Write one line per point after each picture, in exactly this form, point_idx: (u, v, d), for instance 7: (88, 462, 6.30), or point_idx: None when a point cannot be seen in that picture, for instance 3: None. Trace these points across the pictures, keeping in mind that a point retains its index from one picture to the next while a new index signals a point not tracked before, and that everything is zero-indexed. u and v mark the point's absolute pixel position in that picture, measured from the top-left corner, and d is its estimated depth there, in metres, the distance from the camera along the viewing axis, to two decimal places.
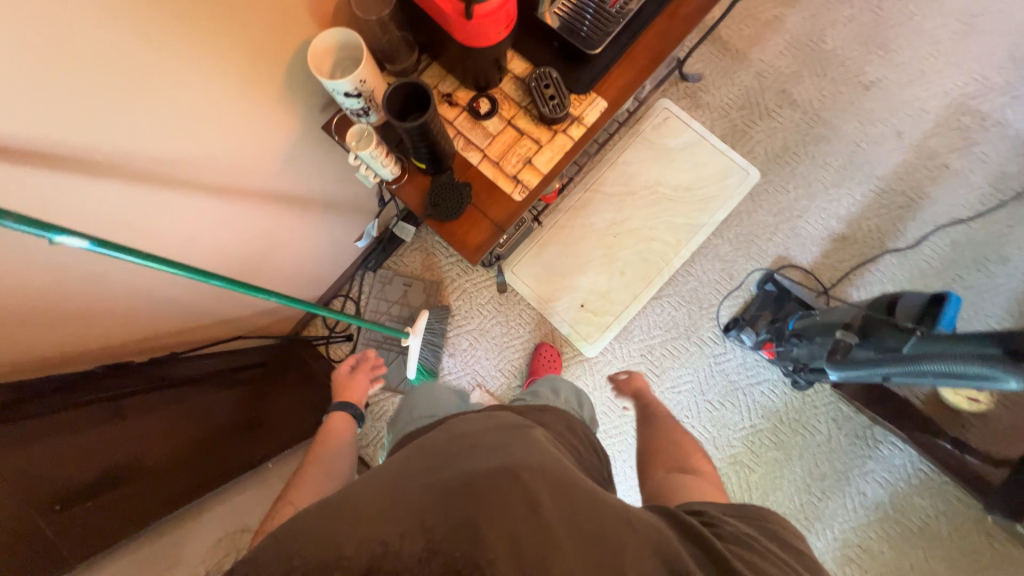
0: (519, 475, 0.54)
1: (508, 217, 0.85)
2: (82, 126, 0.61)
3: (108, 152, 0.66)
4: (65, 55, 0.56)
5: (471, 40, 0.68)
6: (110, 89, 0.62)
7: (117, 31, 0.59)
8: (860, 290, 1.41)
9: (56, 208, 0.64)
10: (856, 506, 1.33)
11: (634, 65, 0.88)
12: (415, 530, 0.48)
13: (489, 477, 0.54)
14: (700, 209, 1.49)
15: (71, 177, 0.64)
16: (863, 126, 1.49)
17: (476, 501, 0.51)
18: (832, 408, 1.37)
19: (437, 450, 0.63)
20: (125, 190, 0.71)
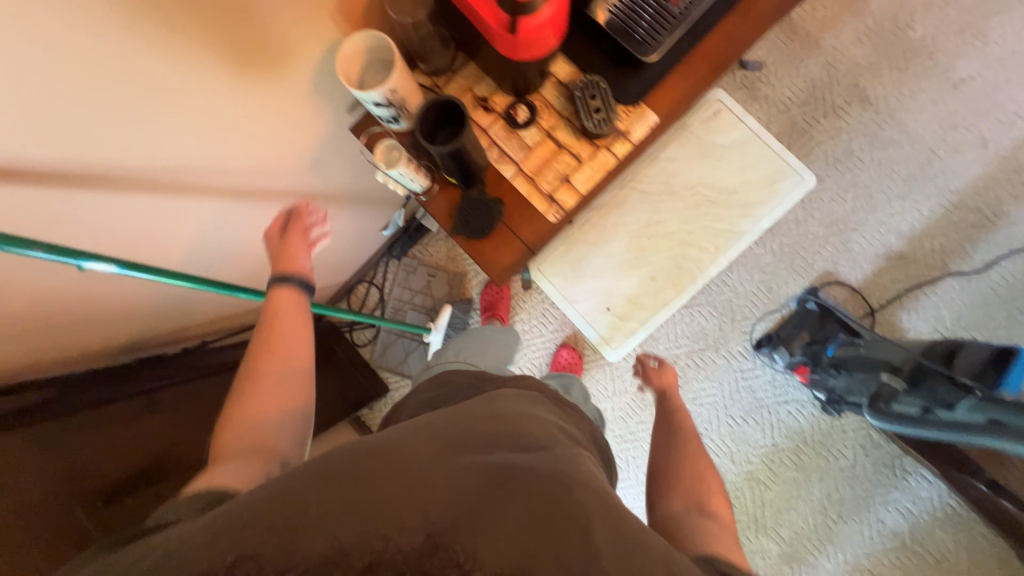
0: (569, 489, 0.52)
1: (542, 242, 0.80)
2: (104, 144, 0.60)
3: (130, 166, 0.64)
4: (83, 74, 0.53)
5: (515, 53, 0.61)
6: (131, 105, 0.59)
7: (134, 44, 0.56)
8: (911, 314, 1.31)
9: (82, 223, 0.64)
10: (873, 533, 1.30)
11: (694, 73, 0.78)
12: (435, 515, 0.45)
13: (535, 483, 0.52)
14: (744, 215, 1.36)
15: (95, 193, 0.63)
16: (943, 130, 1.33)
17: (518, 501, 0.49)
18: (861, 435, 1.32)
19: (484, 431, 0.60)
20: (148, 201, 0.70)
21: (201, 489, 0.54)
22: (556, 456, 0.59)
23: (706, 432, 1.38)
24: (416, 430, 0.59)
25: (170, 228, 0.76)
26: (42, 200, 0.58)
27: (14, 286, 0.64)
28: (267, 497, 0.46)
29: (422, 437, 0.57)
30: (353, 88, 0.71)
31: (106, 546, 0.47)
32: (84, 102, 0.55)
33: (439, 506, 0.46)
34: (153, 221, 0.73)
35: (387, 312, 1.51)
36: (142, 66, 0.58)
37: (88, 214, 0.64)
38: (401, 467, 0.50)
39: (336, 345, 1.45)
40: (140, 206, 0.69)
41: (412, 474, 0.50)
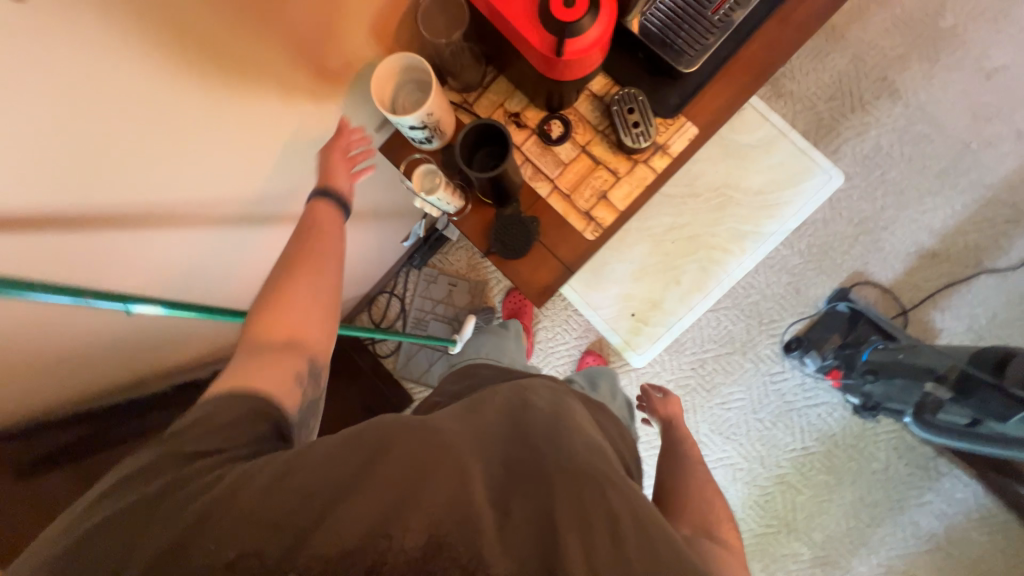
0: (605, 492, 0.49)
1: (579, 259, 0.78)
2: (140, 185, 0.59)
3: (163, 202, 0.63)
4: (120, 115, 0.52)
5: (561, 77, 0.60)
6: (167, 143, 0.59)
7: (171, 83, 0.55)
8: (945, 313, 1.28)
9: (120, 263, 0.63)
10: (907, 535, 1.29)
11: (733, 82, 0.76)
12: (461, 507, 0.44)
13: (569, 481, 0.48)
14: (770, 215, 1.33)
15: (135, 233, 0.62)
16: (976, 123, 1.29)
17: (550, 500, 0.47)
18: (893, 436, 1.31)
19: (524, 421, 0.58)
20: (181, 234, 0.69)
21: (241, 401, 0.54)
22: (596, 454, 0.55)
23: (736, 437, 1.36)
24: (457, 416, 0.58)
25: (201, 256, 0.76)
26: (81, 245, 0.57)
27: (58, 330, 0.63)
28: (306, 462, 0.47)
29: (459, 424, 0.55)
30: (389, 111, 0.71)
31: (162, 456, 0.49)
32: (119, 144, 0.54)
33: (468, 498, 0.45)
34: (185, 253, 0.72)
35: (409, 322, 1.50)
36: (178, 104, 0.57)
37: (125, 254, 0.63)
38: (435, 451, 0.49)
39: (359, 358, 1.44)
40: (174, 240, 0.69)
41: (444, 459, 0.48)
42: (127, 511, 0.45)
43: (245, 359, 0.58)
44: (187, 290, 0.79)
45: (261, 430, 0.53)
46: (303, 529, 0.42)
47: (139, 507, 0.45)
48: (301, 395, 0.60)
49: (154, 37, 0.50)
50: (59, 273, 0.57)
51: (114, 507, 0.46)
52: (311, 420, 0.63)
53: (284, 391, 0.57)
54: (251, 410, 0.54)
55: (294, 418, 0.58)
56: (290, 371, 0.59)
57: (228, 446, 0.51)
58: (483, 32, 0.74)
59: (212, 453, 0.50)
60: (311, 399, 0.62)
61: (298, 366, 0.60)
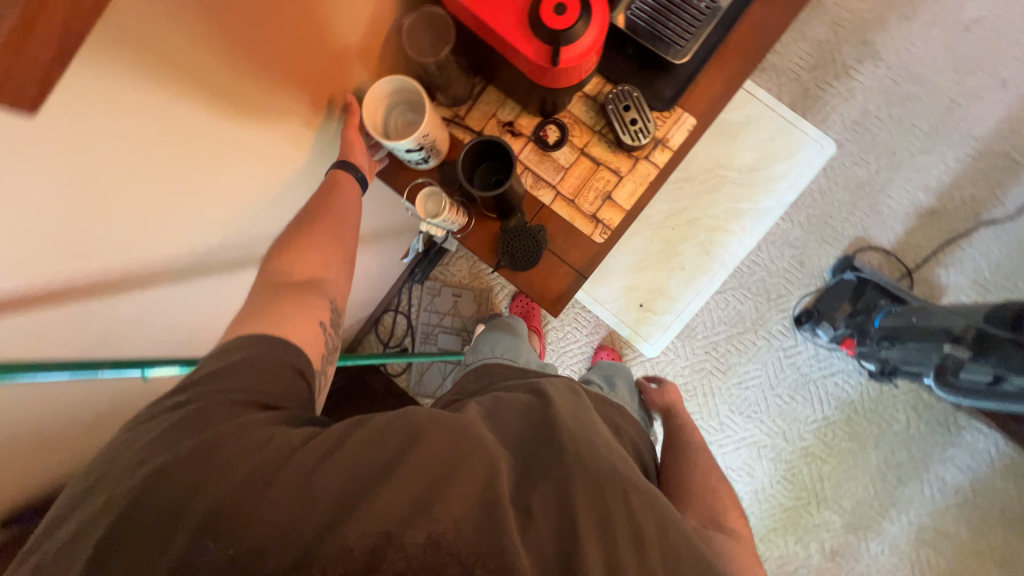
0: (629, 496, 0.51)
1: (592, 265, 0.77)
2: (147, 247, 0.56)
3: (166, 260, 0.60)
4: (127, 182, 0.49)
5: (556, 84, 0.59)
6: (176, 202, 0.56)
7: (182, 141, 0.52)
8: (949, 269, 1.29)
9: (125, 325, 0.61)
10: (933, 492, 1.30)
11: (727, 68, 0.75)
12: (489, 504, 0.47)
13: (596, 485, 0.51)
14: (766, 191, 1.35)
15: (139, 293, 0.60)
16: (961, 77, 1.29)
17: (573, 502, 0.49)
18: (911, 396, 1.32)
19: (555, 413, 0.58)
20: (185, 286, 0.67)
21: (269, 354, 0.54)
22: (622, 455, 0.57)
23: (756, 415, 1.37)
24: (490, 412, 0.59)
25: (204, 304, 0.74)
26: (90, 316, 0.55)
27: (70, 402, 0.61)
28: (343, 442, 0.48)
29: (493, 424, 0.57)
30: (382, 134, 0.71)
31: (195, 410, 0.48)
32: (123, 211, 0.50)
33: (496, 497, 0.47)
34: (187, 304, 0.70)
35: (417, 338, 1.48)
36: (189, 162, 0.54)
37: (130, 315, 0.61)
38: (472, 445, 0.50)
39: (372, 380, 1.42)
40: (177, 293, 0.67)
41: (479, 458, 0.50)
42: (168, 465, 0.45)
43: (265, 300, 0.59)
44: (193, 339, 0.77)
45: (291, 388, 0.54)
46: (343, 505, 0.45)
47: (178, 463, 0.45)
48: (324, 343, 0.61)
49: (161, 100, 0.47)
50: (67, 347, 0.55)
51: (152, 464, 0.45)
52: (330, 370, 0.64)
53: (308, 342, 0.58)
54: (281, 366, 0.54)
55: (316, 366, 0.59)
56: (312, 319, 0.60)
57: (264, 404, 0.51)
58: (470, 45, 0.72)
59: (250, 409, 0.50)
60: (330, 347, 0.63)
61: (319, 314, 0.61)
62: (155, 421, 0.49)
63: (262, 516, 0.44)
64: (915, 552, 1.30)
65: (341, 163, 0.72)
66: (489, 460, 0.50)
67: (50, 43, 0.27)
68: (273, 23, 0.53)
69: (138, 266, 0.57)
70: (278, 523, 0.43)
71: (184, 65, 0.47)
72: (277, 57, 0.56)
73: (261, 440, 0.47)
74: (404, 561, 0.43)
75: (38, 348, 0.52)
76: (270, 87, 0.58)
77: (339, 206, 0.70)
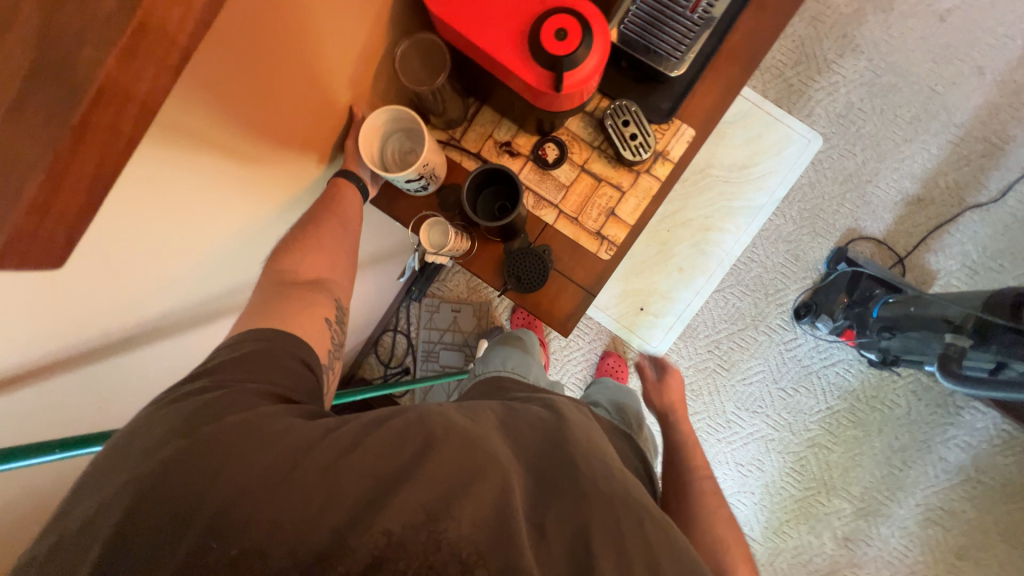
0: (643, 527, 0.47)
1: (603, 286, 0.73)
2: (141, 300, 0.53)
3: (162, 310, 0.57)
4: (124, 239, 0.45)
5: (553, 105, 0.58)
6: (176, 251, 0.53)
7: (181, 187, 0.48)
8: (939, 255, 1.32)
9: (118, 385, 0.58)
10: (938, 472, 1.33)
11: (722, 76, 0.74)
12: (504, 522, 0.41)
13: (611, 516, 0.46)
14: (758, 188, 1.35)
15: (131, 348, 0.56)
16: (938, 66, 1.32)
17: (587, 529, 0.44)
18: (911, 381, 1.34)
19: (570, 434, 0.55)
20: (179, 337, 0.64)
21: (283, 347, 0.54)
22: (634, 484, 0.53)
23: (762, 410, 1.38)
24: (506, 427, 0.55)
25: (199, 352, 0.71)
26: (81, 382, 0.52)
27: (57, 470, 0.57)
28: (370, 435, 0.45)
29: (507, 438, 0.53)
30: (382, 167, 0.71)
31: (212, 397, 0.46)
32: (118, 270, 0.47)
33: (511, 514, 0.42)
34: (182, 354, 0.67)
35: (419, 357, 1.45)
36: (188, 207, 0.51)
37: (124, 374, 0.58)
38: (487, 463, 0.45)
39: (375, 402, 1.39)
40: (172, 345, 0.63)
41: (495, 475, 0.44)
42: (187, 448, 0.42)
43: (267, 293, 0.60)
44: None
45: (301, 379, 0.54)
46: (366, 502, 0.41)
47: (192, 448, 0.42)
48: (330, 339, 0.62)
49: (165, 152, 0.44)
50: (59, 417, 0.52)
51: (161, 453, 0.42)
52: (337, 367, 0.64)
53: (313, 338, 0.58)
54: (296, 364, 0.54)
55: (324, 362, 0.60)
56: (317, 315, 0.61)
57: (282, 396, 0.50)
58: (463, 67, 0.71)
59: (270, 399, 0.48)
60: (336, 343, 0.63)
61: (325, 312, 0.62)
62: (166, 407, 0.46)
63: (260, 512, 0.39)
64: (924, 532, 1.32)
65: (342, 172, 0.72)
66: (503, 475, 0.45)
67: (79, 195, 0.25)
68: (268, 62, 0.50)
69: (132, 323, 0.54)
70: (297, 516, 0.39)
71: (183, 118, 0.44)
72: (274, 95, 0.54)
73: (279, 430, 0.44)
74: (405, 560, 0.38)
75: (27, 424, 0.49)
76: (267, 126, 0.55)
77: (338, 209, 0.69)
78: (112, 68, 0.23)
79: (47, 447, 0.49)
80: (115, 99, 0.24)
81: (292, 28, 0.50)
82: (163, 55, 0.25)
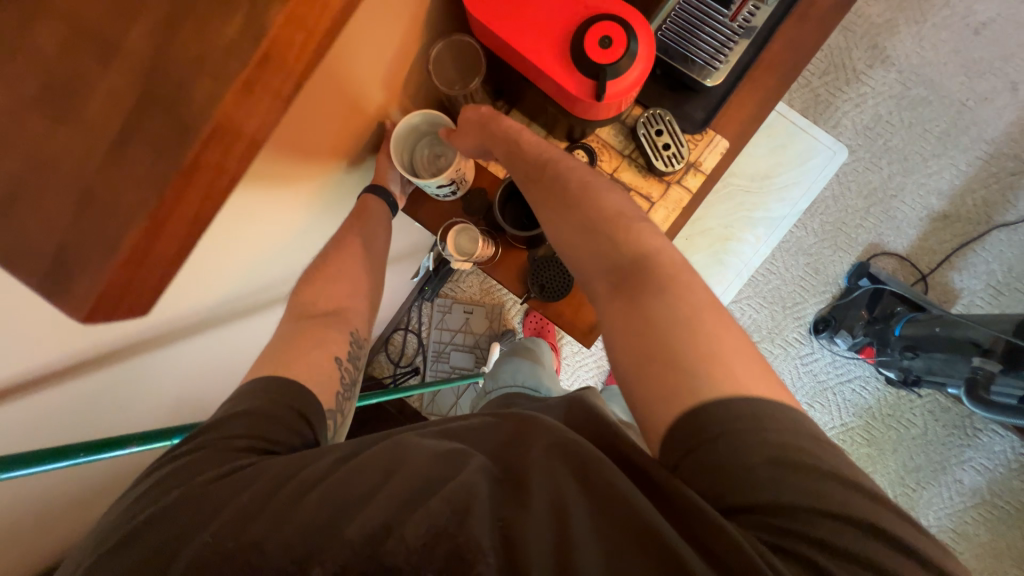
0: (592, 489, 0.38)
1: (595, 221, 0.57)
2: (184, 308, 0.54)
3: (178, 319, 0.54)
4: None
5: (589, 113, 0.57)
6: (202, 265, 0.51)
7: (230, 218, 0.50)
8: (963, 273, 1.29)
9: (135, 393, 0.55)
10: (952, 494, 1.30)
11: (758, 88, 0.73)
12: (459, 510, 0.36)
13: (561, 493, 0.38)
14: (780, 199, 1.31)
15: (148, 355, 0.54)
16: (971, 81, 1.29)
17: (527, 510, 0.37)
18: (930, 401, 1.32)
19: (541, 420, 0.45)
20: (196, 341, 0.61)
21: (278, 404, 0.49)
22: (650, 461, 0.41)
23: None
24: (494, 417, 0.48)
25: (230, 349, 0.72)
26: (100, 393, 0.50)
27: (79, 490, 0.55)
28: (339, 469, 0.41)
29: (468, 434, 0.45)
30: (410, 168, 0.72)
31: (193, 458, 0.43)
32: None
33: (469, 503, 0.37)
34: (220, 349, 0.69)
35: (429, 357, 1.44)
36: (225, 226, 0.50)
37: (154, 377, 0.57)
38: (455, 457, 0.41)
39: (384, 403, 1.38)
40: (204, 346, 0.64)
41: (459, 470, 0.39)
42: (157, 514, 0.39)
43: (287, 330, 0.59)
44: (221, 383, 0.76)
45: (296, 436, 0.48)
46: (333, 515, 0.38)
47: (177, 504, 0.40)
48: (339, 379, 0.57)
49: None
50: (80, 429, 0.50)
51: (157, 504, 0.40)
52: (348, 407, 0.59)
53: (319, 381, 0.54)
54: (287, 412, 0.49)
55: (328, 407, 0.54)
56: (327, 355, 0.57)
57: (267, 452, 0.45)
58: (495, 71, 0.70)
59: (247, 455, 0.44)
60: (347, 383, 0.59)
61: (334, 350, 0.59)
62: (155, 472, 0.44)
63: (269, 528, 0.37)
64: None
65: (372, 188, 0.73)
66: (463, 468, 0.39)
67: (176, 241, 0.23)
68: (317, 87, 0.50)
69: (173, 323, 0.54)
70: (293, 534, 0.37)
71: None
72: (317, 113, 0.53)
73: (249, 476, 0.41)
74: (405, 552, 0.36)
75: (47, 432, 0.47)
76: (304, 144, 0.54)
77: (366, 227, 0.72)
78: (227, 104, 0.21)
79: (53, 455, 0.44)
80: (225, 137, 0.22)
81: (347, 61, 0.52)
82: (276, 87, 0.23)
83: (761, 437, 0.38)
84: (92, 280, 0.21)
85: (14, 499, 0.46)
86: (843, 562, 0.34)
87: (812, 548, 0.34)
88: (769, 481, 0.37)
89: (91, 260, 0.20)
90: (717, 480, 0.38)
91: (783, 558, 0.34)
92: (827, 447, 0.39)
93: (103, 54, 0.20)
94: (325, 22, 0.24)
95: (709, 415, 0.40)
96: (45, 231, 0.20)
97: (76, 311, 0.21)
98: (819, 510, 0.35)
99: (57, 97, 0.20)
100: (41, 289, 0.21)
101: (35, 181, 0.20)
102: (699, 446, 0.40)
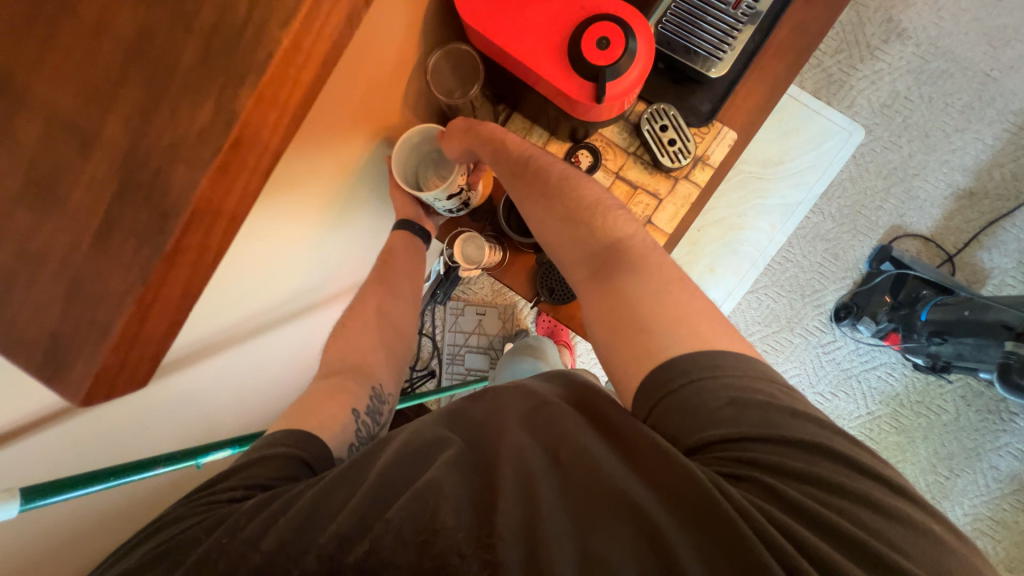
0: (560, 465, 0.39)
1: (585, 221, 0.59)
2: (203, 331, 0.55)
3: (194, 344, 0.55)
4: None
5: (590, 117, 0.57)
6: (215, 290, 0.52)
7: (240, 242, 0.51)
8: (992, 252, 1.24)
9: (159, 418, 0.57)
10: (988, 481, 1.25)
11: (767, 75, 0.71)
12: (429, 504, 0.37)
13: (532, 475, 0.38)
14: (796, 184, 1.28)
15: (173, 378, 0.54)
16: (994, 50, 1.24)
17: (495, 491, 0.38)
18: (960, 386, 1.27)
19: (533, 386, 0.48)
20: (215, 362, 0.61)
21: (282, 450, 0.48)
22: (643, 431, 0.41)
23: None
24: (471, 399, 0.48)
25: (260, 361, 0.75)
26: (125, 419, 0.51)
27: (113, 516, 0.58)
28: (313, 489, 0.41)
29: (449, 421, 0.46)
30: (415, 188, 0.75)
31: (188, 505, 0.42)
32: None
33: (439, 498, 0.37)
34: (247, 364, 0.71)
35: (444, 360, 1.45)
36: (234, 253, 0.51)
37: (178, 400, 0.58)
38: (427, 449, 0.42)
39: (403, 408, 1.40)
40: (224, 371, 0.65)
41: (427, 467, 0.40)
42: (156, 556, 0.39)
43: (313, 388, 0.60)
44: (251, 399, 0.78)
45: (291, 471, 0.47)
46: (311, 514, 0.38)
47: (177, 541, 0.39)
48: (356, 436, 0.57)
49: None
50: (111, 452, 0.52)
51: (151, 546, 0.40)
52: None
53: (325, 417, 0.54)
54: (287, 459, 0.48)
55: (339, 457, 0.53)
56: (343, 405, 0.58)
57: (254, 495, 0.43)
58: (495, 77, 0.70)
59: (233, 502, 0.42)
60: (364, 437, 0.59)
61: (350, 400, 0.59)
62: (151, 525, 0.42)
63: (273, 529, 0.38)
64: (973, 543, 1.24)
65: None
66: (432, 463, 0.40)
67: (168, 317, 0.24)
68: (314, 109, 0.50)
69: (194, 346, 0.55)
70: (286, 533, 0.38)
71: None
72: (314, 136, 0.53)
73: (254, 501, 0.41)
74: (392, 541, 0.36)
75: (81, 456, 0.49)
76: (304, 165, 0.54)
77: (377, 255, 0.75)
78: (206, 186, 0.22)
79: (86, 480, 0.47)
80: (205, 219, 0.23)
81: (339, 86, 0.52)
82: (253, 163, 0.23)
83: (723, 383, 0.42)
84: (87, 365, 0.22)
85: (40, 528, 0.48)
86: (791, 481, 0.38)
87: (763, 473, 0.38)
88: (731, 420, 0.40)
89: (87, 346, 0.22)
90: (686, 422, 0.41)
91: (740, 486, 0.38)
92: (785, 392, 0.43)
93: (84, 148, 0.21)
94: (303, 87, 0.24)
95: (678, 367, 0.44)
96: (41, 318, 0.22)
97: (81, 391, 0.23)
98: (771, 440, 0.39)
99: (45, 193, 0.21)
100: (43, 374, 0.23)
101: (27, 275, 0.22)
102: (669, 394, 0.43)
